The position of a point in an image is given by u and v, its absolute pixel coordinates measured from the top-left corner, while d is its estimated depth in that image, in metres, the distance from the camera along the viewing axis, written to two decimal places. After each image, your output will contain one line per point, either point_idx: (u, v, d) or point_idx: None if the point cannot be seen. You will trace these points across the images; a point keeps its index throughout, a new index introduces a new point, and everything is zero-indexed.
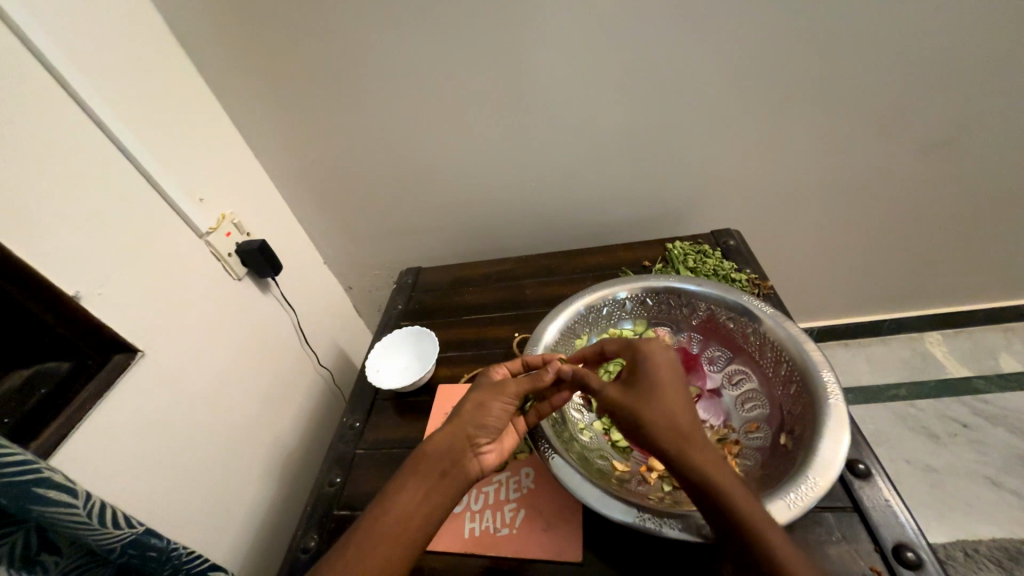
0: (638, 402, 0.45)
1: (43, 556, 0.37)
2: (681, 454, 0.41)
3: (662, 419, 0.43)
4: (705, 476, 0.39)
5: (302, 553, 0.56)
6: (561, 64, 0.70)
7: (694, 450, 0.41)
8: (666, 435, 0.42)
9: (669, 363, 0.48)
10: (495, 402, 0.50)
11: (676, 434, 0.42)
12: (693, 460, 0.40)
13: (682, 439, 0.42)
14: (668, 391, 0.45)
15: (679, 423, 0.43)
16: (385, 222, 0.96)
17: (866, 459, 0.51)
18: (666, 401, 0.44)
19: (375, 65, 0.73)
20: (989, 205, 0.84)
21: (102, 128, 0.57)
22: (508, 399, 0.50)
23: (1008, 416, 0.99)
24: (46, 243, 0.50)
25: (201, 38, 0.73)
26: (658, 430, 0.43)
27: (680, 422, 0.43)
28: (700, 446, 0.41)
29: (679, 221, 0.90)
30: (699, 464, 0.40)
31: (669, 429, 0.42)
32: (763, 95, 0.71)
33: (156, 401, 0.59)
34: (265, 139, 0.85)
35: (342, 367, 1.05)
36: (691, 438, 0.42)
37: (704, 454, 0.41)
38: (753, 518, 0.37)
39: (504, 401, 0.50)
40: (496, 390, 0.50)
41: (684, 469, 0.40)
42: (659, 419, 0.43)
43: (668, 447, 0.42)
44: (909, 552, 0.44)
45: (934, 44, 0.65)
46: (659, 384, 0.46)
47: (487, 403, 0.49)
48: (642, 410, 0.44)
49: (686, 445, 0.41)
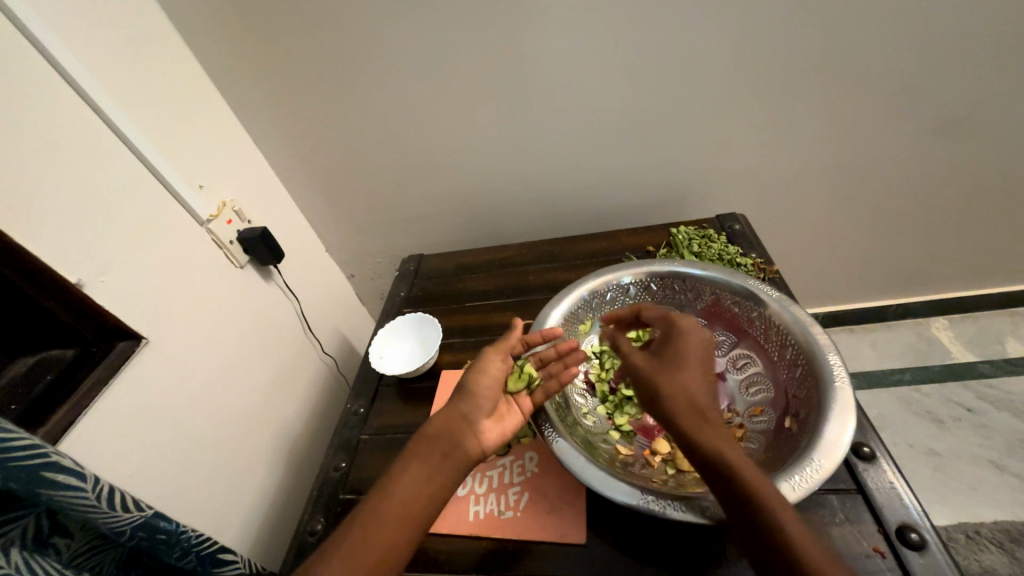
0: (662, 372, 0.46)
1: (55, 539, 0.38)
2: (696, 429, 0.42)
3: (680, 393, 0.44)
4: (718, 450, 0.40)
5: (309, 536, 0.57)
6: (565, 45, 0.68)
7: (708, 427, 0.42)
8: (684, 408, 0.43)
9: (702, 339, 0.49)
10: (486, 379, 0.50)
11: (694, 409, 0.43)
12: (706, 436, 0.41)
13: (698, 414, 0.42)
14: (696, 364, 0.46)
15: (698, 398, 0.43)
16: (386, 209, 0.96)
17: (871, 442, 0.51)
18: (690, 374, 0.45)
19: (374, 49, 0.71)
20: (1001, 188, 0.82)
21: (99, 114, 0.56)
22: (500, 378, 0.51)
23: (1012, 401, 0.98)
24: (48, 232, 0.49)
25: (195, 21, 0.71)
26: (675, 401, 0.43)
27: (700, 397, 0.44)
28: (712, 425, 0.42)
29: (684, 206, 0.89)
30: (715, 440, 0.41)
31: (687, 402, 0.43)
32: (772, 76, 0.69)
33: (160, 388, 0.59)
34: (265, 127, 0.84)
35: (346, 354, 1.05)
36: (705, 415, 0.42)
37: (715, 433, 0.41)
38: (766, 495, 0.37)
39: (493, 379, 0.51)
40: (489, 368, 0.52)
41: (697, 441, 0.41)
42: (681, 391, 0.44)
43: (684, 419, 0.42)
44: (913, 533, 0.44)
45: (952, 20, 0.62)
46: (688, 357, 0.47)
47: (476, 383, 0.50)
48: (663, 381, 0.45)
49: (701, 422, 0.42)
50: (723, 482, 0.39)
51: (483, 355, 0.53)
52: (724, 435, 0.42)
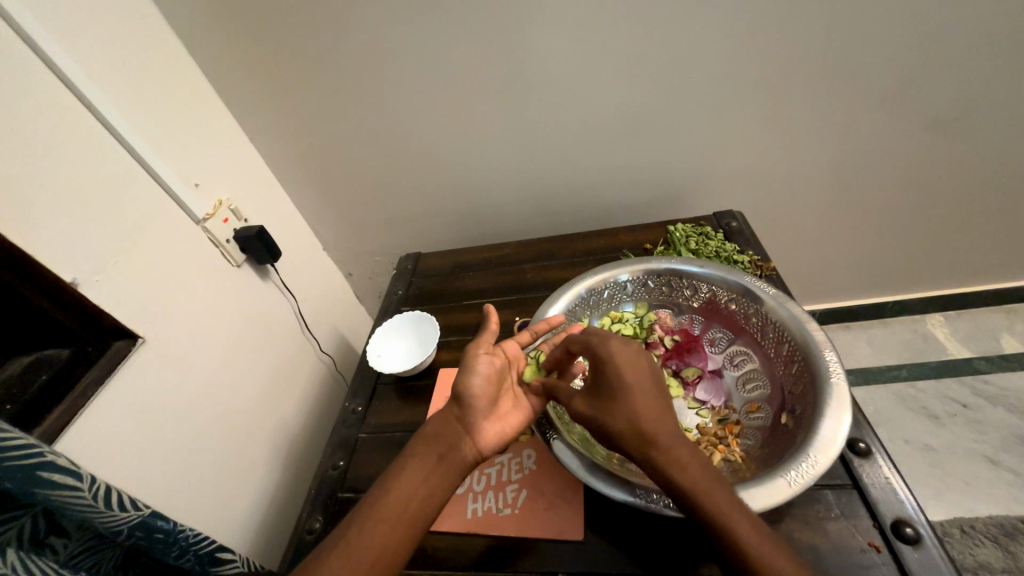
0: (604, 411, 0.44)
1: (52, 539, 0.37)
2: (649, 459, 0.41)
3: (626, 428, 0.42)
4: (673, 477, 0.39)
5: (308, 534, 0.57)
6: (562, 42, 0.68)
7: (659, 456, 0.40)
8: (631, 441, 0.42)
9: (630, 361, 0.46)
10: (480, 379, 0.49)
11: (642, 439, 0.41)
12: (660, 464, 0.40)
13: (646, 446, 0.41)
14: (630, 395, 0.43)
15: (643, 427, 0.42)
16: (383, 207, 0.95)
17: (866, 438, 0.51)
18: (629, 405, 0.43)
19: (370, 46, 0.71)
20: (997, 185, 0.82)
21: (93, 113, 0.56)
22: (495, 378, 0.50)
23: (1007, 396, 0.99)
24: (42, 231, 0.49)
25: (190, 18, 0.70)
26: (624, 439, 0.42)
27: (645, 425, 0.42)
28: (666, 449, 0.40)
29: (681, 204, 0.89)
30: (667, 468, 0.40)
31: (634, 436, 0.42)
32: (770, 73, 0.69)
33: (156, 389, 0.58)
34: (261, 125, 0.83)
35: (343, 353, 1.05)
36: (654, 442, 0.41)
37: (670, 459, 0.40)
38: (725, 514, 0.37)
39: (484, 378, 0.50)
40: (486, 366, 0.50)
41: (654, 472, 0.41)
42: (623, 426, 0.42)
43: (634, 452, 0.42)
44: (908, 528, 0.44)
45: (949, 17, 0.62)
46: (622, 388, 0.44)
47: (468, 382, 0.49)
48: (608, 420, 0.43)
49: (653, 451, 0.41)
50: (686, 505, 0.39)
51: (470, 351, 0.51)
52: (682, 457, 0.40)
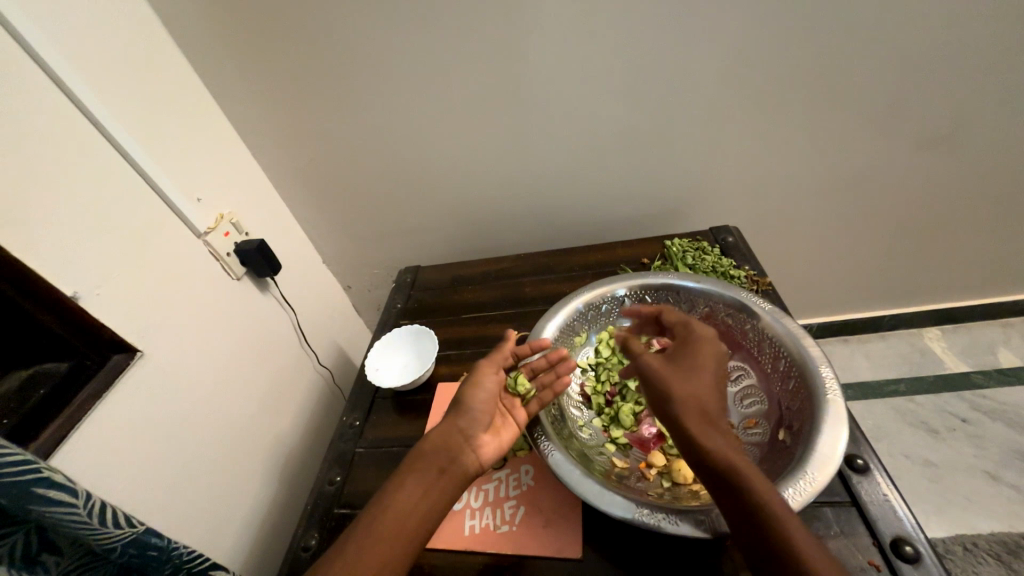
0: (676, 376, 0.45)
1: (44, 556, 0.37)
2: (702, 433, 0.42)
3: (691, 400, 0.43)
4: (721, 454, 0.40)
5: (303, 551, 0.56)
6: (559, 61, 0.70)
7: (716, 433, 0.42)
8: (692, 413, 0.43)
9: (717, 348, 0.48)
10: (483, 391, 0.51)
11: (703, 414, 0.43)
12: (717, 440, 0.41)
13: (705, 418, 0.43)
14: (709, 373, 0.46)
15: (705, 403, 0.43)
16: (383, 221, 0.96)
17: (864, 454, 0.51)
18: (704, 378, 0.45)
19: (373, 65, 0.73)
20: (988, 200, 0.84)
21: (98, 128, 0.57)
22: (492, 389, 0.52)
23: (1005, 411, 0.99)
24: (46, 247, 0.50)
25: (196, 35, 0.72)
26: (686, 408, 0.43)
27: (711, 404, 0.44)
28: (719, 431, 0.42)
29: (679, 219, 0.90)
30: (720, 447, 0.41)
31: (698, 408, 0.43)
32: (761, 93, 0.71)
33: (156, 402, 0.59)
34: (265, 141, 0.85)
35: (342, 366, 1.04)
36: (713, 421, 0.43)
37: (723, 441, 0.41)
38: (770, 502, 0.37)
39: (488, 393, 0.52)
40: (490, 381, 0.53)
41: (704, 447, 0.41)
42: (690, 396, 0.44)
43: (690, 424, 0.42)
44: (907, 546, 0.44)
45: (933, 39, 0.64)
46: (703, 362, 0.47)
47: (472, 397, 0.51)
48: (675, 386, 0.44)
49: (710, 427, 0.42)
50: (724, 485, 0.39)
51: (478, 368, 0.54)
52: (731, 442, 0.42)
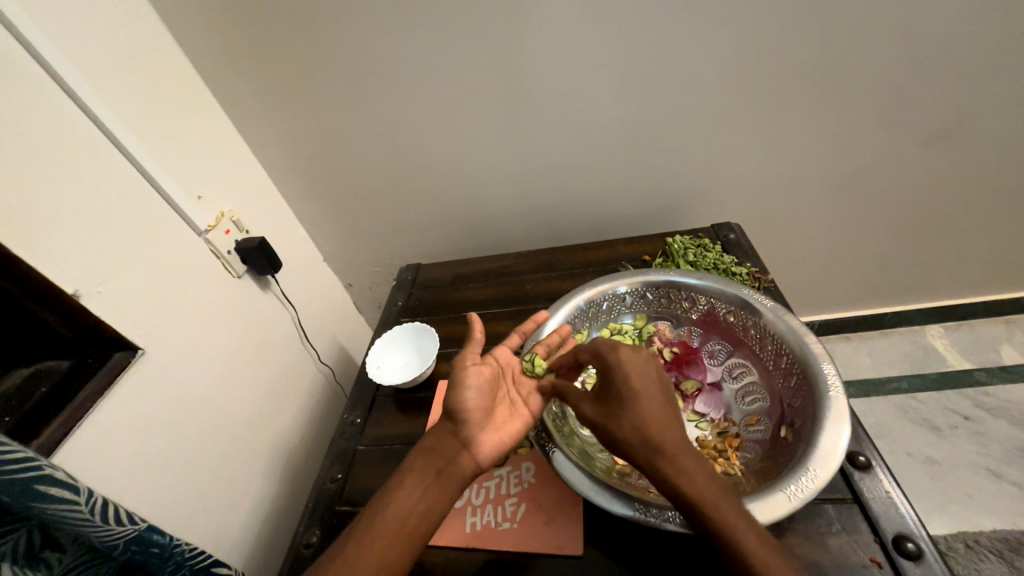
0: (611, 419, 0.44)
1: (47, 553, 0.37)
2: (653, 468, 0.41)
3: (634, 437, 0.42)
4: (672, 488, 0.40)
5: (305, 548, 0.57)
6: (560, 58, 0.70)
7: (664, 464, 0.40)
8: (639, 450, 0.42)
9: (637, 372, 0.45)
10: (472, 392, 0.48)
11: (649, 447, 0.41)
12: (665, 473, 0.40)
13: (650, 452, 0.41)
14: (638, 406, 0.43)
15: (649, 434, 0.42)
16: (384, 219, 0.96)
17: (866, 452, 0.51)
18: (635, 411, 0.43)
19: (373, 62, 0.73)
20: (992, 197, 0.83)
21: (97, 125, 0.57)
22: (484, 387, 0.49)
23: (1008, 408, 0.99)
24: (46, 245, 0.50)
25: (195, 33, 0.72)
26: (630, 445, 0.42)
27: (652, 434, 0.42)
28: (673, 458, 0.40)
29: (680, 215, 0.89)
30: (672, 478, 0.40)
31: (642, 444, 0.42)
32: (763, 90, 0.71)
33: (157, 400, 0.59)
34: (266, 139, 0.85)
35: (343, 363, 1.04)
36: (661, 450, 0.41)
37: (675, 470, 0.40)
38: (729, 528, 0.37)
39: (478, 390, 0.49)
40: (477, 379, 0.49)
41: (658, 481, 0.41)
42: (630, 434, 0.43)
43: (639, 460, 0.42)
44: (909, 543, 0.44)
45: (937, 34, 0.64)
46: (628, 395, 0.44)
47: (457, 397, 0.48)
48: (613, 428, 0.44)
49: (658, 458, 0.41)
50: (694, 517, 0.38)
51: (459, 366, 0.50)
52: (687, 466, 0.40)
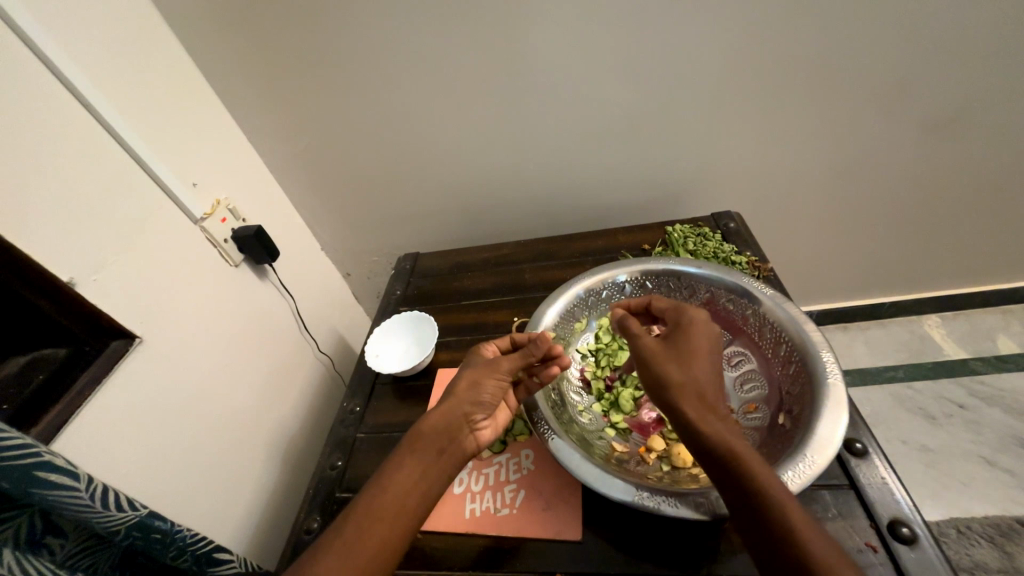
0: (673, 361, 0.45)
1: (48, 539, 0.37)
2: (704, 419, 0.41)
3: (689, 384, 0.43)
4: (723, 439, 0.40)
5: (306, 534, 0.57)
6: (560, 44, 0.68)
7: (716, 419, 0.41)
8: (691, 398, 0.42)
9: (711, 331, 0.49)
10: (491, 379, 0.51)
11: (703, 399, 0.43)
12: (716, 426, 0.41)
13: (704, 404, 0.42)
14: (704, 359, 0.46)
15: (706, 389, 0.43)
16: (381, 208, 0.95)
17: (863, 439, 0.51)
18: (700, 364, 0.45)
19: (370, 48, 0.71)
20: (993, 186, 0.83)
21: (91, 112, 0.56)
22: (502, 376, 0.51)
23: (1002, 397, 0.99)
24: (39, 233, 0.49)
25: (185, 15, 0.70)
26: (685, 392, 0.43)
27: (707, 389, 0.44)
28: (720, 416, 0.42)
29: (680, 205, 0.89)
30: (721, 432, 0.40)
31: (695, 393, 0.43)
32: (766, 76, 0.70)
33: (154, 389, 0.58)
34: (261, 126, 0.84)
35: (341, 353, 1.04)
36: (713, 407, 0.42)
37: (723, 427, 0.41)
38: (771, 488, 0.37)
39: (498, 377, 0.51)
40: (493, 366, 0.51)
41: (705, 432, 0.40)
42: (689, 381, 0.44)
43: (690, 409, 0.42)
44: (904, 528, 0.45)
45: (943, 21, 0.63)
46: (698, 350, 0.46)
47: (480, 381, 0.50)
48: (675, 369, 0.44)
49: (710, 414, 0.42)
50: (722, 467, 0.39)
51: (477, 357, 0.54)
52: (733, 428, 0.41)
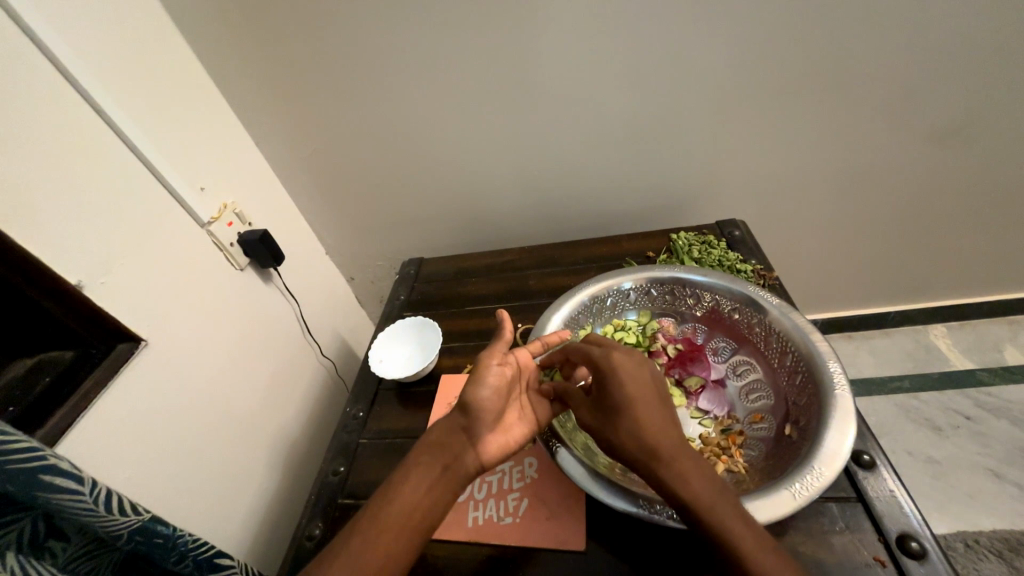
0: (608, 426, 0.45)
1: (51, 542, 0.37)
2: (651, 474, 0.41)
3: (628, 443, 0.43)
4: (672, 493, 0.40)
5: (307, 541, 0.57)
6: (567, 51, 0.69)
7: (660, 469, 0.40)
8: (636, 456, 0.42)
9: (630, 379, 0.45)
10: (486, 392, 0.49)
11: (645, 451, 0.41)
12: (664, 477, 0.40)
13: (647, 457, 0.41)
14: (633, 412, 0.43)
15: (645, 440, 0.42)
16: (386, 213, 0.96)
17: (871, 451, 0.51)
18: (630, 419, 0.43)
19: (377, 54, 0.72)
20: (999, 196, 0.83)
21: (102, 116, 0.57)
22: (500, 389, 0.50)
23: (1010, 408, 0.98)
24: (48, 236, 0.49)
25: (195, 21, 0.71)
26: (629, 452, 0.43)
27: (646, 437, 0.42)
28: (668, 464, 0.40)
29: (685, 212, 0.89)
30: (671, 483, 0.40)
31: (636, 450, 0.42)
32: (771, 85, 0.70)
33: (157, 394, 0.58)
34: (268, 131, 0.84)
35: (344, 357, 1.04)
36: (657, 455, 0.41)
37: (672, 475, 0.40)
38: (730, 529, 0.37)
39: (495, 390, 0.49)
40: (494, 379, 0.50)
41: (659, 488, 0.41)
42: (626, 441, 0.43)
43: (640, 467, 0.42)
44: (913, 542, 0.44)
45: (947, 32, 0.63)
46: (621, 402, 0.44)
47: (477, 394, 0.49)
48: (611, 434, 0.44)
49: (655, 464, 0.41)
50: (690, 518, 0.39)
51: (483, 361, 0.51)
52: (684, 469, 0.40)
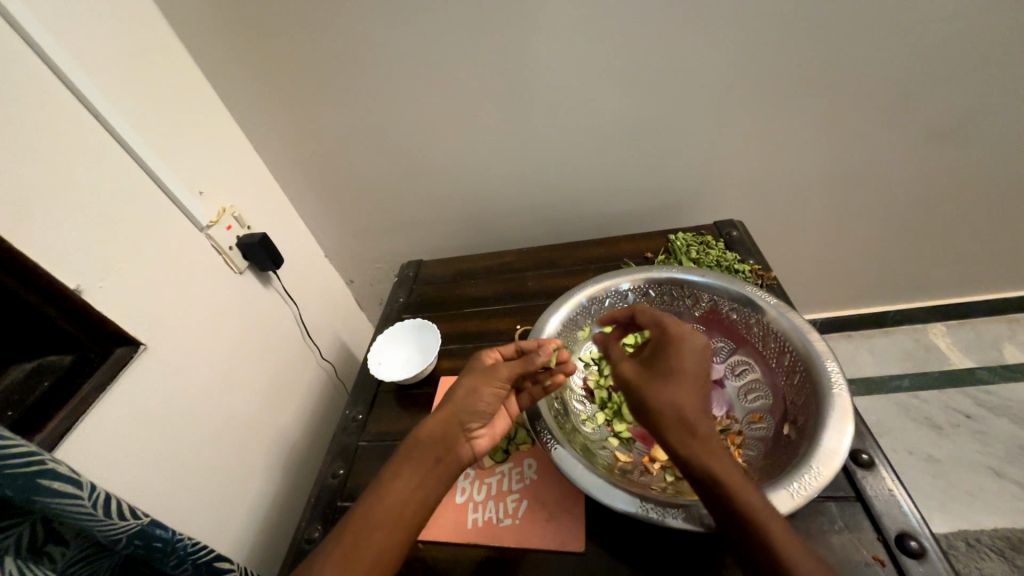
0: (650, 384, 0.44)
1: (50, 547, 0.37)
2: (681, 443, 0.40)
3: (669, 407, 0.41)
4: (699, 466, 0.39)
5: (307, 543, 0.57)
6: (563, 54, 0.69)
7: (694, 444, 0.40)
8: (671, 423, 0.41)
9: (695, 348, 0.45)
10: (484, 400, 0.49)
11: (682, 422, 0.41)
12: (698, 452, 0.40)
13: (683, 427, 0.41)
14: (687, 378, 0.43)
15: (687, 409, 0.41)
16: (384, 215, 0.96)
17: (870, 450, 0.51)
18: (682, 386, 0.42)
19: (374, 58, 0.72)
20: (997, 195, 0.83)
21: (101, 121, 0.57)
22: (500, 385, 0.50)
23: (1009, 407, 0.98)
24: (47, 242, 0.50)
25: (193, 27, 0.71)
26: (663, 417, 0.42)
27: (688, 409, 0.41)
28: (704, 439, 0.40)
29: (684, 213, 0.89)
30: (704, 459, 0.39)
31: (674, 416, 0.41)
32: (767, 85, 0.70)
33: (155, 398, 0.58)
34: (266, 135, 0.85)
35: (344, 360, 1.04)
36: (694, 429, 0.40)
37: (705, 451, 0.40)
38: (756, 512, 0.37)
39: (495, 387, 0.50)
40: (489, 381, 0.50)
41: (687, 460, 0.40)
42: (665, 406, 0.42)
43: (671, 433, 0.41)
44: (913, 541, 0.44)
45: (941, 31, 0.63)
46: (678, 368, 0.44)
47: (478, 389, 0.49)
48: (651, 393, 0.43)
49: (690, 437, 0.40)
50: (712, 495, 0.38)
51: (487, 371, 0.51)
52: (716, 447, 0.40)
